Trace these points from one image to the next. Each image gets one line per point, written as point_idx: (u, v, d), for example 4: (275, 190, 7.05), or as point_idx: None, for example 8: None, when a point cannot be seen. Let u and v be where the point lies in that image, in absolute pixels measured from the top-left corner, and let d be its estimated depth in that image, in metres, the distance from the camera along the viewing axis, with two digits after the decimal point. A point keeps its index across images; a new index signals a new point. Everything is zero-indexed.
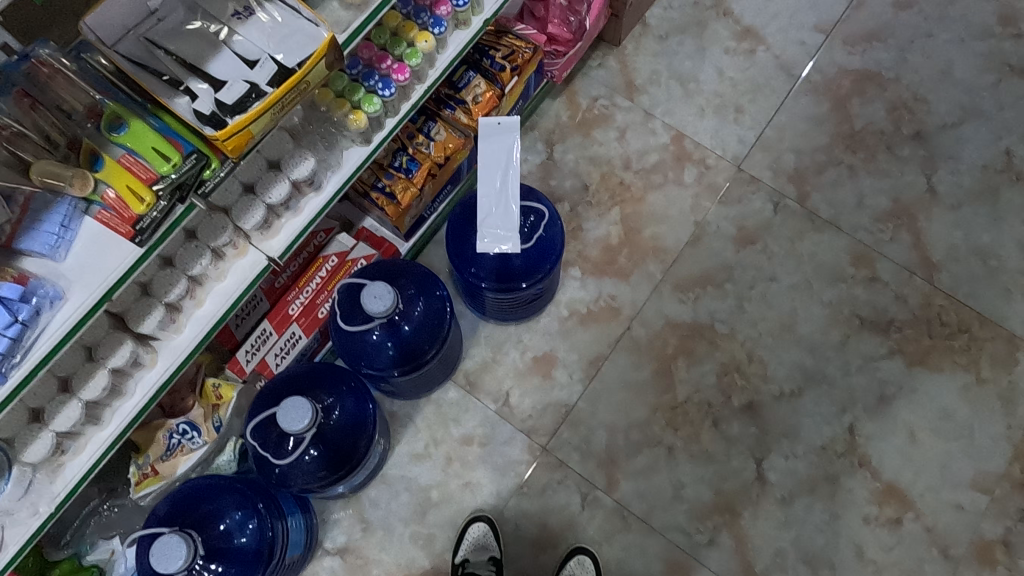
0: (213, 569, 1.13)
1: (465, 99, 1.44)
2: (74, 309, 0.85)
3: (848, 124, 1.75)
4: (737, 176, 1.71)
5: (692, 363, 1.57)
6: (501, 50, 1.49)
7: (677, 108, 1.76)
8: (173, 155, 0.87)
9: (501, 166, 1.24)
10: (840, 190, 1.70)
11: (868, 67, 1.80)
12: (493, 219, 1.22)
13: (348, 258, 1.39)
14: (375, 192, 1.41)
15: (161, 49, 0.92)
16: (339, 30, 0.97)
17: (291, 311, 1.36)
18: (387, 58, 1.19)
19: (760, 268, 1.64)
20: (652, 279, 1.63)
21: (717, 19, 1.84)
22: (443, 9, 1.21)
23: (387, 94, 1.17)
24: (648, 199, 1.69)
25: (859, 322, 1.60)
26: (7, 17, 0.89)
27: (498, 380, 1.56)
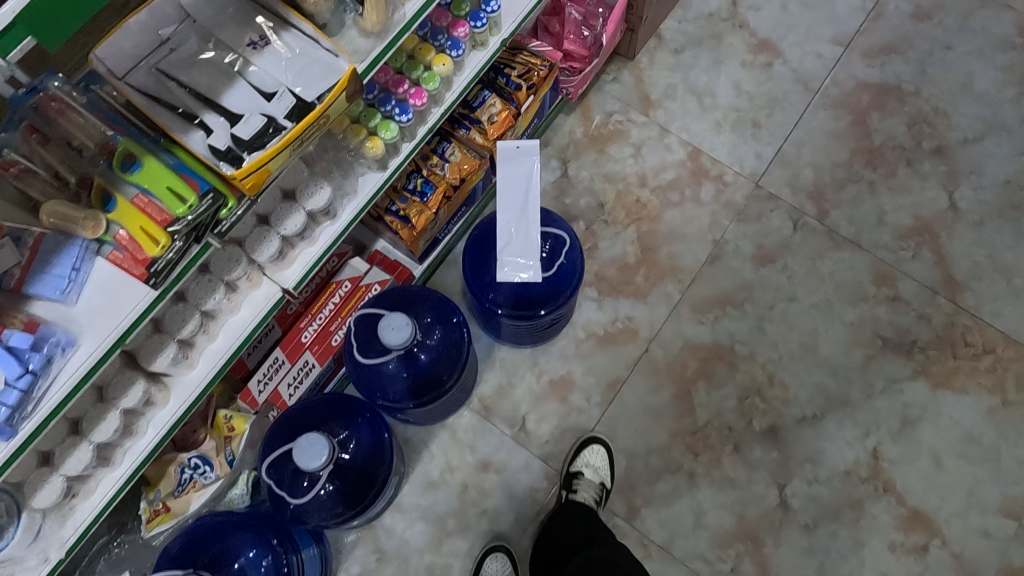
0: None
1: (481, 118, 1.41)
2: (86, 357, 0.82)
3: (868, 139, 1.72)
4: (755, 193, 1.67)
5: (712, 386, 1.54)
6: (516, 68, 1.46)
7: (693, 123, 1.73)
8: (190, 196, 0.83)
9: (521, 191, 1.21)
10: (861, 207, 1.66)
11: (887, 80, 1.76)
12: (512, 246, 1.19)
13: (361, 283, 1.36)
14: (389, 216, 1.38)
15: (174, 80, 0.89)
16: (358, 58, 0.93)
17: (303, 338, 1.33)
18: (404, 82, 1.16)
19: (780, 288, 1.60)
20: (670, 299, 1.60)
21: (733, 31, 1.81)
22: (461, 31, 1.17)
23: (404, 119, 1.14)
24: (665, 217, 1.66)
25: (881, 343, 1.57)
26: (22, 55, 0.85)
27: (514, 405, 1.53)
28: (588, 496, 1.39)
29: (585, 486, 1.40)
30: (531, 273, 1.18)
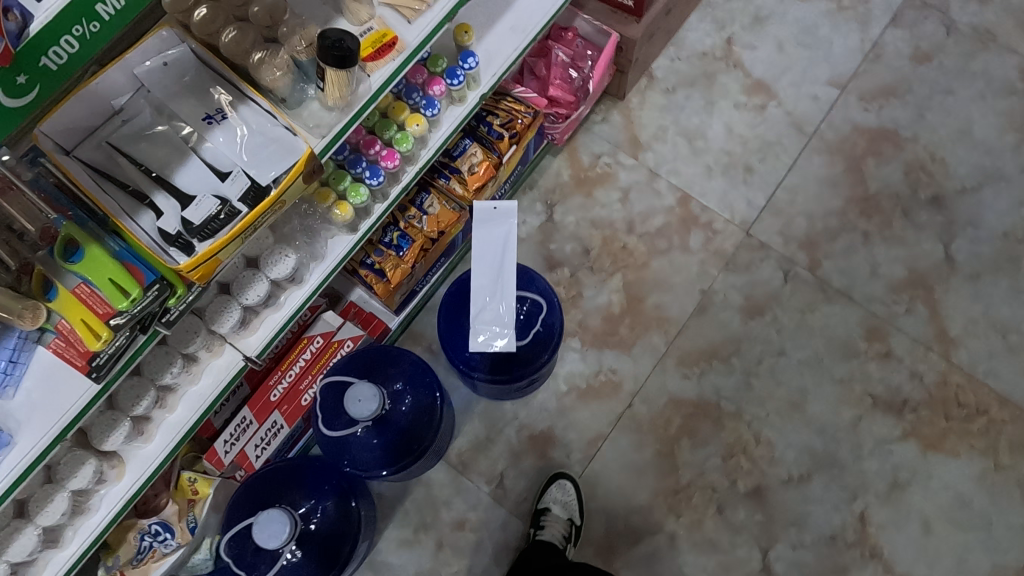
0: None
1: (461, 168, 1.36)
2: (23, 455, 0.78)
3: (863, 186, 1.67)
4: (745, 242, 1.62)
5: (696, 445, 1.49)
6: (498, 116, 1.41)
7: (683, 167, 1.68)
8: (133, 289, 0.79)
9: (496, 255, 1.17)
10: (854, 258, 1.62)
11: (884, 125, 1.71)
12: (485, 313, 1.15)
13: (333, 339, 1.31)
14: (364, 270, 1.33)
15: (125, 156, 0.84)
16: (319, 132, 0.89)
17: (272, 397, 1.28)
18: (376, 142, 1.11)
19: (768, 342, 1.56)
20: (655, 351, 1.55)
21: (727, 71, 1.76)
22: (437, 89, 1.14)
23: (375, 183, 1.10)
24: (652, 265, 1.61)
25: (871, 402, 1.52)
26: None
27: (493, 461, 1.48)
28: (555, 532, 1.37)
29: (552, 522, 1.38)
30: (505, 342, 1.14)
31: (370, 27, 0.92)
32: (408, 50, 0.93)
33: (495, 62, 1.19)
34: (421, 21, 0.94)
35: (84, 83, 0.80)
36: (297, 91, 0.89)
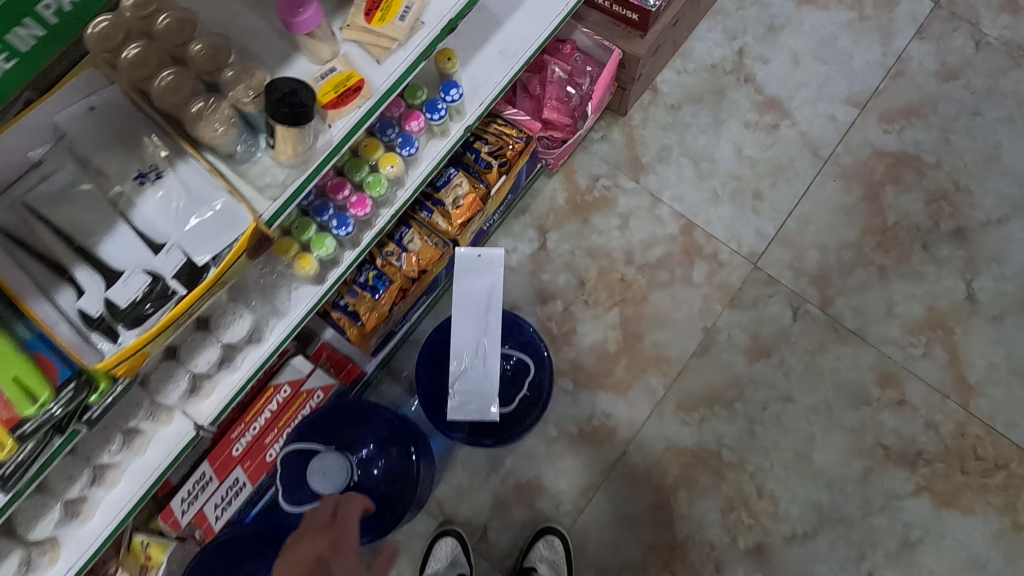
0: None
1: (445, 200, 1.23)
2: None
3: (880, 216, 1.55)
4: (753, 275, 1.51)
5: (695, 497, 1.39)
6: (487, 142, 1.28)
7: (688, 192, 1.56)
8: (43, 390, 0.66)
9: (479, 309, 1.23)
10: (868, 295, 1.50)
11: (906, 149, 1.59)
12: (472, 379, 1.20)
13: (302, 388, 1.21)
14: (336, 312, 1.22)
15: (42, 220, 0.71)
16: (271, 193, 0.77)
17: (234, 452, 1.18)
18: (345, 186, 1.00)
19: (774, 386, 1.45)
20: (652, 394, 1.44)
21: (737, 86, 1.63)
22: (414, 125, 1.02)
23: (342, 233, 0.98)
24: (651, 299, 1.49)
25: (883, 453, 1.42)
26: None
27: (476, 512, 1.38)
28: None
29: None
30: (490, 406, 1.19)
31: (333, 67, 0.80)
32: (376, 95, 0.81)
33: (482, 91, 1.07)
34: (391, 61, 0.82)
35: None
36: (244, 148, 0.77)
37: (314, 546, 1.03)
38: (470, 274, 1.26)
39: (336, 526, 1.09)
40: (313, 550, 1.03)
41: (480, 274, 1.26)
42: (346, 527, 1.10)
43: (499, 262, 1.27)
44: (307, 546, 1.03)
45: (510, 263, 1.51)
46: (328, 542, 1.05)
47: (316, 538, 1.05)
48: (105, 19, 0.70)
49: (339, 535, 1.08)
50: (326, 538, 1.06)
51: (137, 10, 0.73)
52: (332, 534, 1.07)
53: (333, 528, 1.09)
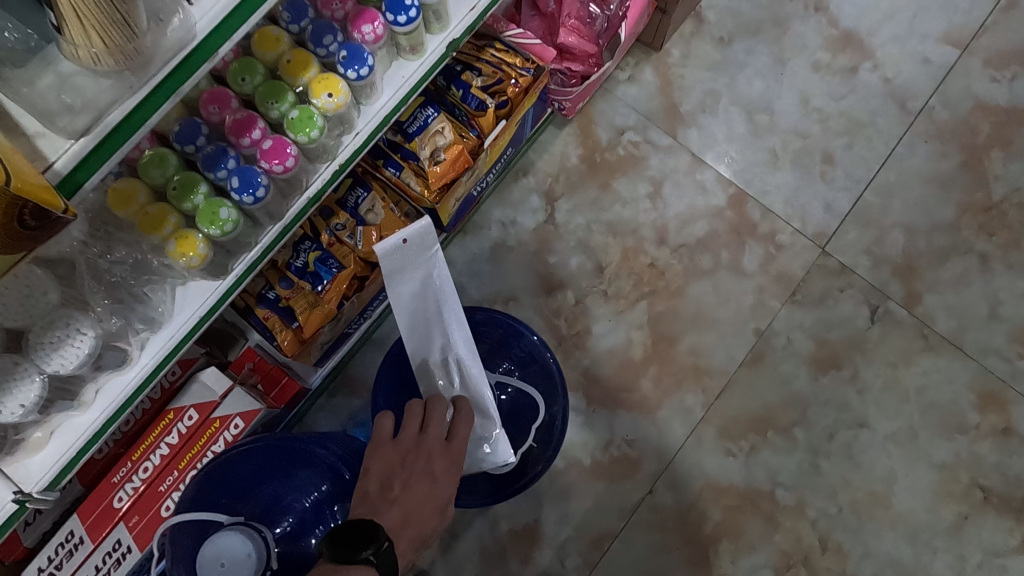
0: None
1: (420, 153, 0.87)
2: None
3: (984, 190, 1.20)
4: (820, 263, 1.17)
5: (740, 551, 1.07)
6: (481, 73, 0.91)
7: (739, 152, 1.20)
8: None
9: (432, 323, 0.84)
10: (966, 292, 1.17)
11: (1018, 104, 1.23)
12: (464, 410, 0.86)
13: (214, 415, 0.86)
14: (262, 309, 0.86)
15: None
16: (70, 123, 0.40)
17: (116, 503, 0.84)
18: (256, 123, 0.63)
19: (845, 409, 1.12)
20: (688, 415, 1.11)
21: (804, 16, 1.26)
22: (367, 31, 0.65)
23: (248, 199, 0.62)
24: (689, 292, 1.15)
25: (982, 497, 1.10)
26: None
27: (456, 567, 1.06)
28: None
29: None
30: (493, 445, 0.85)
31: None
32: None
33: None
34: None
35: None
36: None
37: (433, 475, 0.72)
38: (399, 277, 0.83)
39: (455, 455, 0.74)
40: (434, 465, 0.72)
41: (412, 265, 0.83)
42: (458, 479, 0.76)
43: (434, 238, 0.82)
44: (441, 464, 0.73)
45: (508, 240, 1.15)
46: (441, 471, 0.73)
47: (431, 465, 0.72)
48: None
49: (442, 474, 0.72)
50: (437, 455, 0.73)
51: None
52: (448, 461, 0.74)
53: (452, 463, 0.74)
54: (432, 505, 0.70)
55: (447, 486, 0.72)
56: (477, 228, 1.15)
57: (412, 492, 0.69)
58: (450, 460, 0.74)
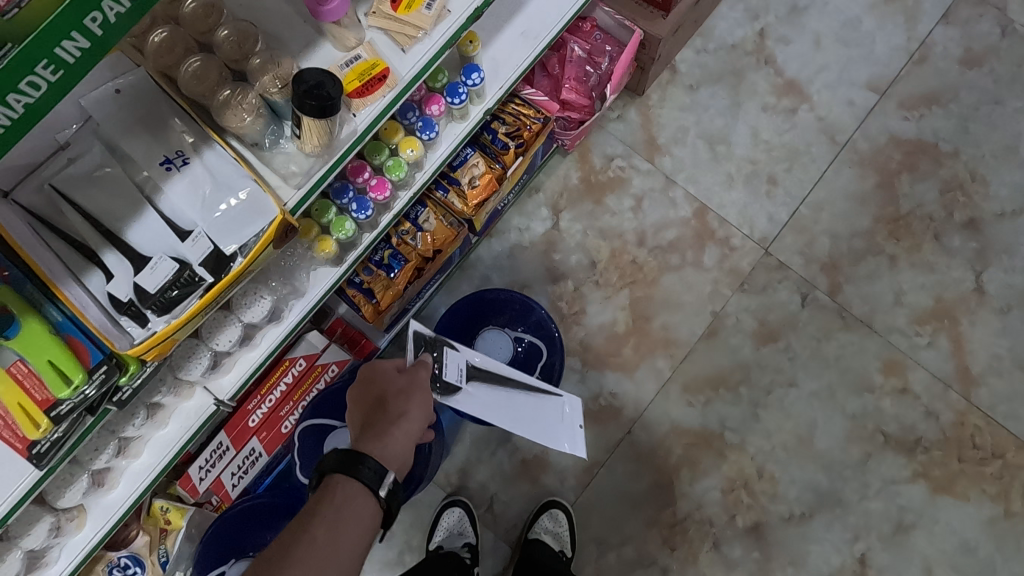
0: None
1: (460, 180, 1.23)
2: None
3: (894, 205, 1.55)
4: (764, 261, 1.52)
5: (696, 476, 1.43)
6: (504, 123, 1.27)
7: (702, 174, 1.56)
8: (76, 375, 0.70)
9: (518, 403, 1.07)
10: (877, 284, 1.51)
11: (923, 137, 1.58)
12: (445, 372, 1.03)
13: (317, 362, 1.23)
14: (351, 290, 1.23)
15: (69, 202, 0.72)
16: (295, 182, 0.78)
17: (250, 423, 1.20)
18: (364, 169, 1.01)
19: (779, 371, 1.47)
20: (659, 375, 1.47)
21: (757, 68, 1.61)
22: (434, 109, 1.02)
23: (362, 217, 1.00)
24: (661, 282, 1.51)
25: (883, 440, 1.45)
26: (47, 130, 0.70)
27: (483, 484, 1.43)
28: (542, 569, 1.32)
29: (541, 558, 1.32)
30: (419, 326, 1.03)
31: (358, 54, 0.80)
32: (401, 84, 0.81)
33: (501, 74, 1.06)
34: (416, 50, 0.82)
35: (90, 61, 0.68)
36: (271, 136, 0.78)
37: (375, 386, 0.94)
38: (565, 442, 1.08)
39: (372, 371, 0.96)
40: (375, 381, 0.94)
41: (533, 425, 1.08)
42: (414, 381, 0.94)
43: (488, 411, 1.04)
44: (380, 373, 0.95)
45: (523, 242, 1.52)
46: (373, 387, 0.94)
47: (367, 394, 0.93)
48: (161, 34, 0.76)
49: (375, 385, 0.94)
50: (366, 389, 0.94)
51: (196, 27, 0.78)
52: (372, 380, 0.94)
53: (376, 374, 0.95)
54: (379, 406, 0.91)
55: (388, 389, 0.92)
56: (500, 233, 1.52)
57: (365, 406, 0.92)
58: (388, 369, 0.95)
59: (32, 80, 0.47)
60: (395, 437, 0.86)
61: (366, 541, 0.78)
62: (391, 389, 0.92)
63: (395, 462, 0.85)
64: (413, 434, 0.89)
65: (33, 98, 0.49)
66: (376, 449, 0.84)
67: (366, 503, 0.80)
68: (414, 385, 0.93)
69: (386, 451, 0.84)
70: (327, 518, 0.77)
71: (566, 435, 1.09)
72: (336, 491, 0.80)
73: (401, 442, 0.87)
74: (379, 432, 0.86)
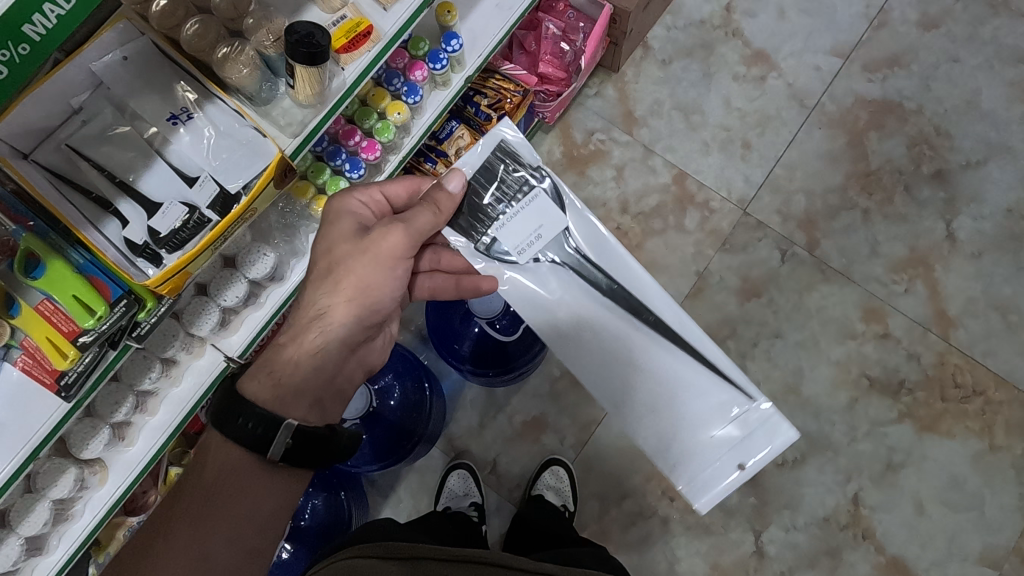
0: (286, 547, 1.35)
1: (448, 151, 1.30)
2: (27, 439, 0.76)
3: (864, 161, 1.62)
4: (742, 221, 1.58)
5: None
6: (487, 96, 1.35)
7: (680, 143, 1.63)
8: (99, 306, 0.76)
9: (627, 345, 1.01)
10: (853, 237, 1.58)
11: (888, 97, 1.65)
12: (503, 227, 0.98)
13: None
14: None
15: (87, 160, 0.78)
16: (292, 131, 0.85)
17: None
18: (355, 133, 1.08)
19: (764, 324, 1.53)
20: None
21: (725, 40, 1.69)
22: (418, 74, 1.09)
23: (354, 176, 1.07)
24: (646, 246, 1.57)
25: (868, 384, 1.50)
26: (60, 86, 0.75)
27: (486, 447, 1.48)
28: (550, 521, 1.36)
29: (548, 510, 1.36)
30: (512, 148, 0.97)
31: (344, 15, 0.88)
32: (384, 39, 0.88)
33: (480, 43, 1.14)
34: (397, 10, 0.89)
35: (104, 28, 0.75)
36: (267, 87, 0.85)
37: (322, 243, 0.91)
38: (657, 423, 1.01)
39: (339, 211, 0.91)
40: (325, 240, 0.90)
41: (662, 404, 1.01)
42: (358, 255, 0.88)
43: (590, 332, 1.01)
44: (323, 238, 0.91)
45: None
46: (329, 232, 0.90)
47: (326, 239, 0.90)
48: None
49: (328, 235, 0.90)
50: (334, 222, 0.91)
51: None
52: (335, 221, 0.91)
53: (342, 217, 0.90)
54: (315, 285, 0.89)
55: (326, 260, 0.89)
56: None
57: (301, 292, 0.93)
58: (341, 230, 0.90)
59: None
60: (288, 364, 0.88)
61: (254, 504, 0.89)
62: (327, 265, 0.89)
63: (300, 398, 0.89)
64: (325, 339, 0.89)
65: (64, 10, 0.58)
66: (264, 388, 0.86)
67: (245, 470, 0.87)
68: (344, 264, 0.88)
69: (277, 392, 0.87)
70: (209, 487, 0.87)
71: (675, 403, 1.01)
72: (218, 458, 0.86)
73: (305, 367, 0.89)
74: (271, 360, 0.88)
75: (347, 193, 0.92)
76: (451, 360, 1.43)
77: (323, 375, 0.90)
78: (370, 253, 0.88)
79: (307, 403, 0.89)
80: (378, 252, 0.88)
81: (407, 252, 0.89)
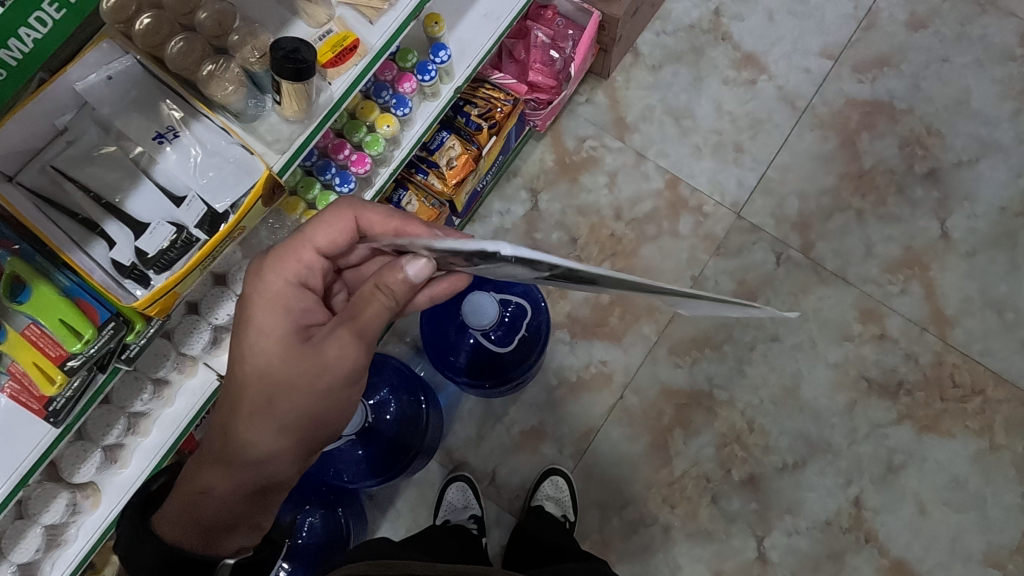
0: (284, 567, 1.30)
1: (439, 162, 1.29)
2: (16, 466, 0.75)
3: (856, 162, 1.62)
4: (736, 225, 1.58)
5: (689, 435, 1.47)
6: (477, 106, 1.34)
7: (672, 148, 1.63)
8: (87, 330, 0.75)
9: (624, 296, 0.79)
10: (847, 238, 1.57)
11: (879, 98, 1.65)
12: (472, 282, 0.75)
13: None
14: None
15: (73, 182, 0.77)
16: (279, 147, 0.84)
17: None
18: (344, 147, 1.07)
19: (761, 328, 1.52)
20: (646, 341, 1.51)
21: (715, 44, 1.69)
22: (407, 86, 1.08)
23: (344, 190, 1.06)
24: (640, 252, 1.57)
25: (866, 385, 1.50)
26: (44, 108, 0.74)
27: (484, 459, 1.47)
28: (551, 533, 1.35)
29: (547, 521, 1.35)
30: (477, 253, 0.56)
31: (330, 28, 0.87)
32: (371, 53, 0.88)
33: (468, 54, 1.13)
34: (384, 22, 0.89)
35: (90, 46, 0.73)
36: (254, 104, 0.84)
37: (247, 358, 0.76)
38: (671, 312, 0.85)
39: (267, 310, 0.77)
40: (250, 354, 0.76)
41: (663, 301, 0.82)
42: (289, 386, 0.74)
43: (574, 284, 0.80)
44: (247, 341, 0.76)
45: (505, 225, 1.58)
46: (256, 344, 0.76)
47: (250, 350, 0.76)
48: (147, 18, 0.79)
49: (253, 347, 0.76)
50: (260, 325, 0.76)
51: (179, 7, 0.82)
52: (262, 324, 0.76)
53: (273, 324, 0.76)
54: (241, 409, 0.76)
55: (252, 383, 0.75)
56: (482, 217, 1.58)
57: (223, 393, 0.79)
58: (271, 345, 0.75)
59: (39, 16, 0.56)
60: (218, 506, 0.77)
61: None
62: (252, 391, 0.75)
63: (237, 525, 0.80)
64: (261, 474, 0.77)
65: (40, 34, 0.57)
66: (191, 536, 0.76)
67: None
68: (275, 394, 0.74)
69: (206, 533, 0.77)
70: None
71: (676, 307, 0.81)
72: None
73: (238, 500, 0.78)
74: (199, 501, 0.77)
75: (274, 269, 0.78)
76: (446, 371, 1.42)
77: (259, 500, 0.80)
78: (308, 382, 0.73)
79: (247, 527, 0.81)
80: (313, 384, 0.74)
81: (355, 379, 0.75)
